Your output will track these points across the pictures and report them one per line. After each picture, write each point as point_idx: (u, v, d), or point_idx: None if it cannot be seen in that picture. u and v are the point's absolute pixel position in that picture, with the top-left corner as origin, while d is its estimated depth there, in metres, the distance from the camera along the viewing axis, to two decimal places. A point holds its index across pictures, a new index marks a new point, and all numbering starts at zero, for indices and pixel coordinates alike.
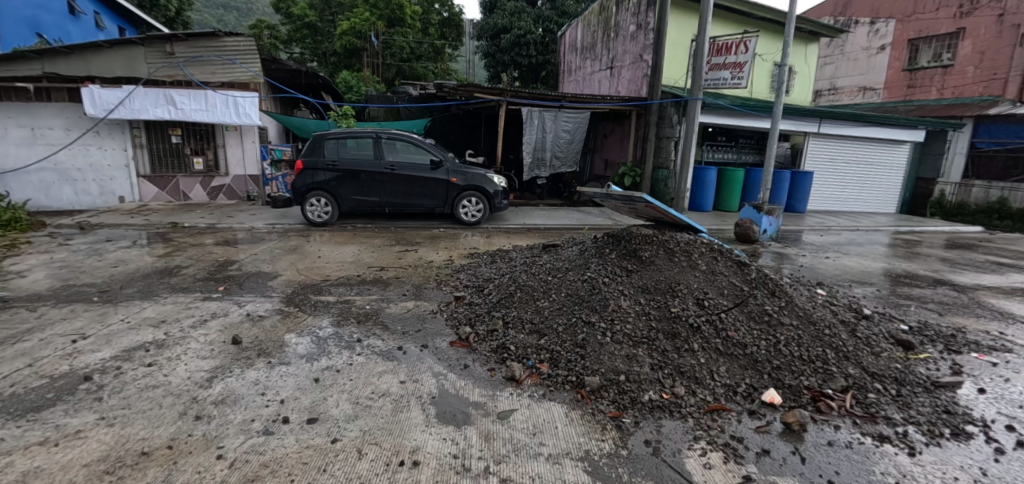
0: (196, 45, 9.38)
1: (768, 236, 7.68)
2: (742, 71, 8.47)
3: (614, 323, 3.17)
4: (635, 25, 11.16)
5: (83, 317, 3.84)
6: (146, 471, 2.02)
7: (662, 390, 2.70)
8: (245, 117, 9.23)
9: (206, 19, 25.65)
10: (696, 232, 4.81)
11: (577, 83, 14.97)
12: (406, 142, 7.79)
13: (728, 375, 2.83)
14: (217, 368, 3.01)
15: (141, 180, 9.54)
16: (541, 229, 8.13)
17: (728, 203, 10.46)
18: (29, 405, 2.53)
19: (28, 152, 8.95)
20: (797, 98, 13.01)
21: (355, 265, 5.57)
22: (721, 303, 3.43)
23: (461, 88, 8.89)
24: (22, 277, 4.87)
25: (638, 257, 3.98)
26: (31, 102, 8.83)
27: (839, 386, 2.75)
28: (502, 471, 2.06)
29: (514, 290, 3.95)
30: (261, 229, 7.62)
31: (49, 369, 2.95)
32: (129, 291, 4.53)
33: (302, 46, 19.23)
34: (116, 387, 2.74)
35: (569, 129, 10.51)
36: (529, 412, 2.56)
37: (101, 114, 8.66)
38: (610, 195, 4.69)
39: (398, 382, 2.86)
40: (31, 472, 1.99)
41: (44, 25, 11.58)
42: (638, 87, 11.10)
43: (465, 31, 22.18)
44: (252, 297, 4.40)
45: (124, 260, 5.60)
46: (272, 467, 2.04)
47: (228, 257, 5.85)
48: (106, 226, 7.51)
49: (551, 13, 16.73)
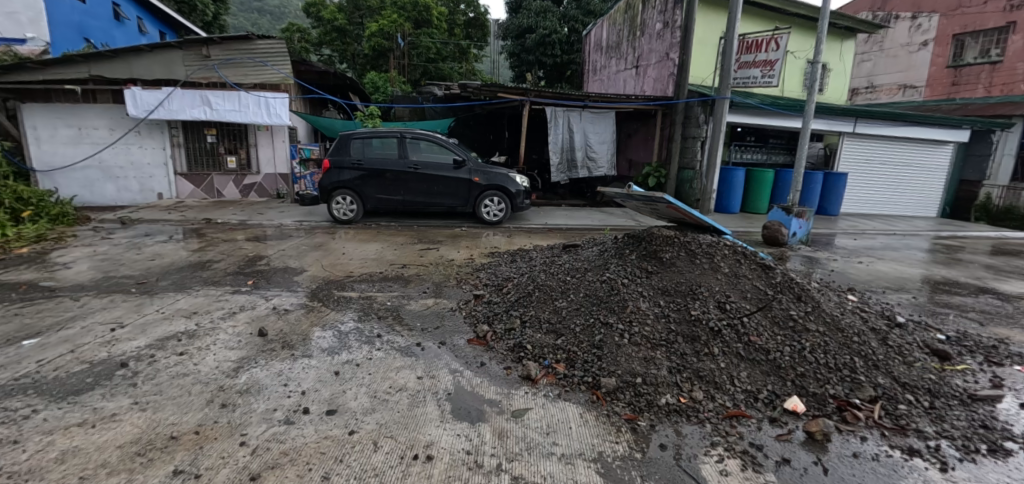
0: (230, 48, 9.65)
1: (797, 240, 7.41)
2: (773, 69, 8.16)
3: (633, 325, 3.13)
4: (661, 24, 10.95)
5: (121, 307, 4.05)
6: (174, 455, 2.13)
7: (679, 394, 2.65)
8: (276, 118, 9.54)
9: (242, 23, 26.76)
10: (719, 234, 4.68)
11: (602, 83, 14.80)
12: (430, 142, 7.89)
13: (749, 381, 2.75)
14: (243, 358, 3.13)
15: (178, 178, 10.00)
16: (563, 229, 8.09)
17: (755, 205, 10.15)
18: (71, 388, 2.70)
19: (75, 150, 9.46)
20: (831, 97, 12.53)
21: (378, 262, 5.67)
22: (743, 307, 3.33)
23: (484, 88, 8.92)
24: (68, 268, 5.19)
25: (659, 258, 3.93)
26: (78, 104, 9.34)
27: (868, 396, 2.64)
28: (514, 469, 2.07)
29: (532, 290, 3.96)
30: (290, 226, 7.85)
31: (89, 355, 3.13)
32: (163, 283, 4.75)
33: (332, 48, 19.73)
34: (149, 373, 2.89)
35: (594, 129, 10.39)
36: (543, 412, 2.55)
37: (142, 114, 9.12)
38: (631, 195, 4.60)
39: (416, 377, 2.91)
40: (70, 451, 2.14)
41: (92, 30, 12.24)
42: (664, 86, 10.90)
43: (490, 31, 22.18)
44: (278, 292, 4.54)
45: (160, 254, 5.87)
46: (291, 456, 2.13)
47: (257, 253, 6.05)
48: (145, 222, 7.89)
49: (576, 12, 16.62)
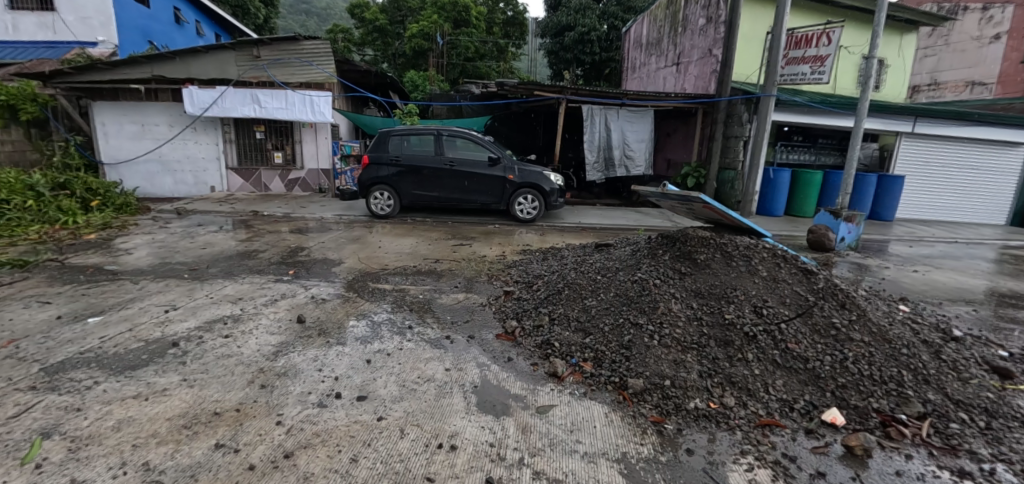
0: (279, 49, 10.12)
1: (846, 245, 7.00)
2: (824, 65, 7.74)
3: (663, 326, 3.07)
4: (705, 19, 10.60)
5: (175, 291, 4.36)
6: (217, 429, 2.28)
7: (709, 399, 2.58)
8: (320, 116, 9.93)
9: (291, 25, 28.03)
10: (759, 237, 4.51)
11: (640, 81, 14.51)
12: (466, 140, 8.00)
13: (784, 389, 2.64)
14: (282, 343, 3.29)
15: (230, 172, 10.59)
16: (596, 229, 8.00)
17: (801, 208, 9.66)
18: (128, 363, 2.94)
19: (138, 145, 10.21)
20: (889, 94, 11.74)
21: (412, 256, 5.81)
22: (782, 312, 3.19)
23: (520, 86, 8.94)
24: (130, 254, 5.62)
25: (693, 259, 3.83)
26: (141, 102, 10.06)
27: (915, 413, 2.47)
28: (536, 464, 2.08)
29: (562, 287, 3.95)
30: (330, 219, 8.16)
31: (145, 333, 3.39)
32: (213, 270, 5.05)
33: (374, 48, 20.32)
34: (197, 353, 3.09)
35: (631, 127, 10.20)
36: (568, 409, 2.55)
37: (198, 112, 9.71)
38: (666, 195, 4.48)
39: (443, 368, 2.97)
40: (125, 421, 2.33)
41: (154, 32, 13.02)
42: (706, 83, 10.56)
43: (528, 29, 22.14)
44: (317, 281, 4.75)
45: (211, 243, 6.25)
46: (323, 437, 2.23)
47: (299, 244, 6.33)
48: (199, 212, 8.41)
49: (616, 9, 16.36)
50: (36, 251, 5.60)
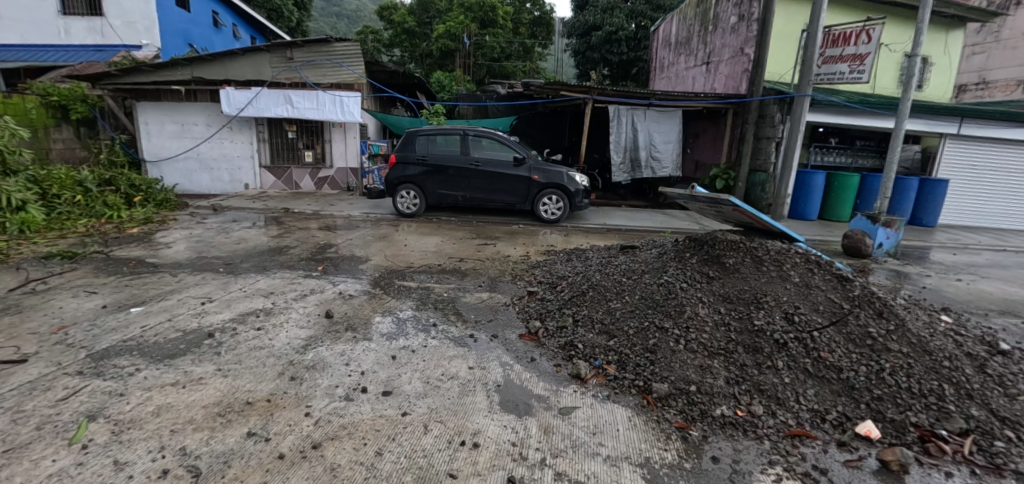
0: (311, 51, 10.38)
1: (884, 252, 6.70)
2: (864, 63, 7.41)
3: (689, 331, 3.02)
4: (737, 17, 10.33)
5: (211, 284, 4.54)
6: (250, 418, 2.37)
7: (737, 407, 2.51)
8: (349, 116, 10.15)
9: (322, 27, 28.74)
10: (792, 241, 4.37)
11: (668, 81, 14.28)
12: (491, 140, 8.04)
13: (816, 400, 2.54)
14: (311, 337, 3.38)
15: (263, 170, 10.94)
16: (622, 230, 7.91)
17: (837, 212, 9.30)
18: (167, 352, 3.07)
19: (178, 144, 10.67)
20: (933, 94, 11.19)
21: (436, 255, 5.87)
22: (814, 320, 3.08)
23: (546, 87, 8.91)
24: (169, 248, 5.88)
25: (721, 263, 3.75)
26: (181, 102, 10.50)
27: (957, 429, 2.35)
28: (558, 465, 2.08)
29: (586, 289, 3.93)
30: (357, 217, 8.34)
31: (183, 324, 3.54)
32: (246, 265, 5.24)
33: (402, 49, 20.65)
34: (231, 344, 3.21)
35: (659, 128, 10.04)
36: (591, 411, 2.53)
37: (234, 112, 10.09)
38: (694, 197, 4.39)
39: (467, 367, 2.99)
40: (164, 407, 2.45)
41: (194, 36, 13.58)
42: (737, 83, 10.29)
43: (555, 29, 22.05)
44: (344, 278, 4.86)
45: (245, 238, 6.47)
46: (349, 430, 2.28)
47: (328, 241, 6.49)
48: (234, 209, 8.73)
49: (644, 7, 16.12)
50: (84, 244, 5.91)
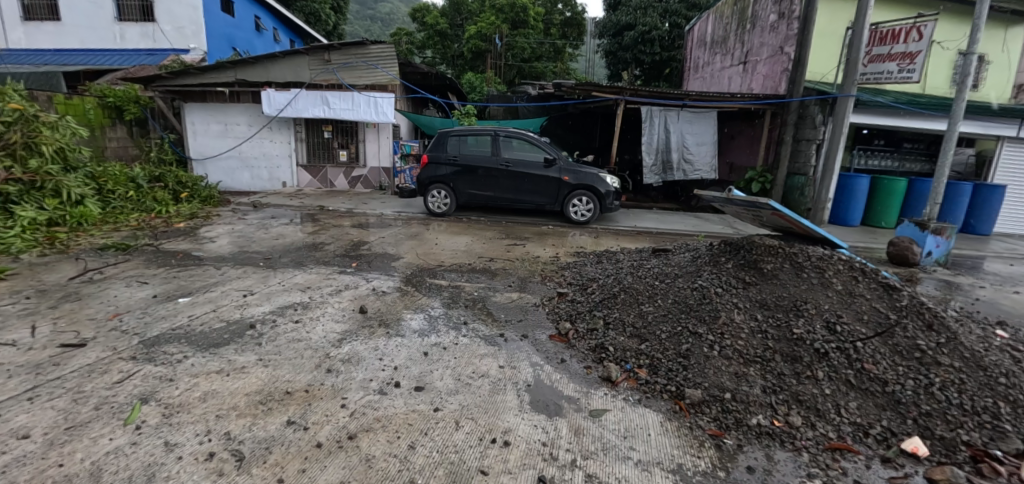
0: (348, 53, 10.62)
1: (933, 261, 6.35)
2: (914, 62, 7.04)
3: (724, 338, 2.95)
4: (776, 15, 10.00)
5: (252, 277, 4.74)
6: (289, 407, 2.46)
7: (773, 416, 2.44)
8: (382, 116, 10.39)
9: (357, 30, 29.47)
10: (834, 247, 4.21)
11: (703, 81, 13.96)
12: (522, 141, 8.07)
13: (858, 413, 2.44)
14: (346, 331, 3.48)
15: (299, 169, 11.32)
16: (653, 233, 7.79)
17: (882, 218, 8.88)
18: (212, 341, 3.23)
19: (221, 143, 11.16)
20: (991, 94, 10.52)
21: (467, 254, 5.94)
22: (858, 330, 2.96)
23: (578, 87, 8.87)
24: (213, 242, 6.16)
25: (759, 269, 3.65)
26: (225, 103, 10.99)
27: (1014, 450, 2.20)
28: (589, 467, 2.07)
29: (618, 292, 3.89)
30: (389, 216, 8.53)
31: (227, 315, 3.71)
32: (284, 260, 5.44)
33: (434, 50, 20.97)
34: (271, 336, 3.35)
35: (692, 129, 9.83)
36: (622, 415, 2.51)
37: (275, 112, 10.49)
38: (730, 200, 4.28)
39: (497, 365, 3.01)
40: (210, 393, 2.58)
41: (237, 40, 14.17)
42: (775, 83, 9.96)
43: (586, 29, 21.87)
44: (377, 275, 4.98)
45: (283, 234, 6.72)
46: (383, 422, 2.35)
47: (361, 239, 6.66)
48: (272, 206, 9.07)
49: (679, 6, 15.80)
50: (136, 237, 6.27)
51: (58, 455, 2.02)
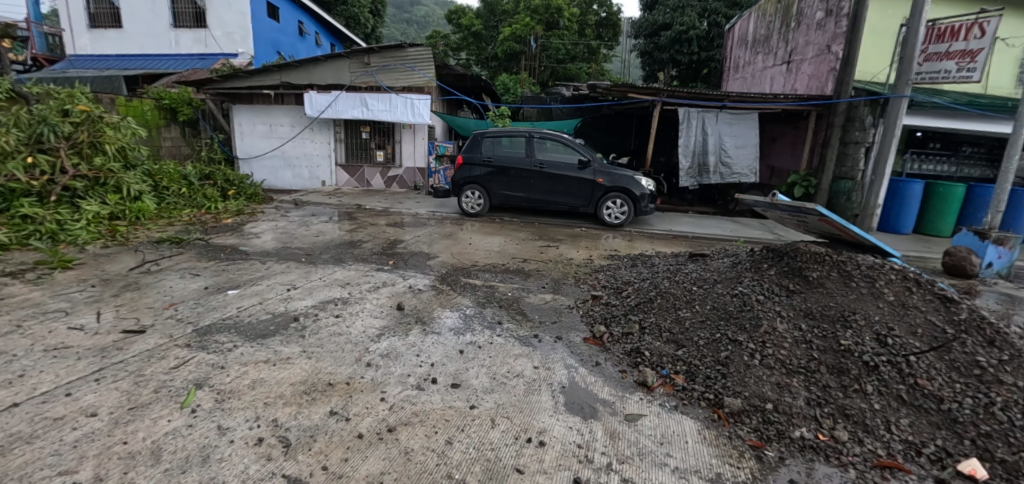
0: (387, 56, 10.91)
1: (994, 273, 5.92)
2: (975, 61, 6.60)
3: (766, 346, 2.88)
4: (823, 12, 9.59)
5: (295, 272, 4.95)
6: (331, 398, 2.57)
7: (818, 430, 2.35)
8: (418, 117, 10.62)
9: (393, 33, 30.15)
10: (886, 256, 4.03)
11: (743, 81, 13.55)
12: (556, 142, 8.07)
13: (911, 431, 2.32)
14: (384, 327, 3.59)
15: (338, 168, 11.70)
16: (689, 237, 7.63)
17: (937, 226, 8.37)
18: (260, 332, 3.40)
19: (266, 143, 11.68)
20: None
21: (500, 255, 5.99)
22: (910, 343, 2.82)
23: (614, 89, 8.79)
24: (258, 237, 6.46)
25: (804, 277, 3.53)
26: (270, 105, 11.49)
27: None
28: (625, 471, 2.07)
29: (654, 296, 3.85)
30: (424, 215, 8.70)
31: (272, 307, 3.90)
32: (324, 256, 5.65)
33: (469, 52, 21.26)
34: (313, 329, 3.49)
35: (732, 131, 9.57)
36: (658, 420, 2.49)
37: (316, 114, 10.88)
38: (774, 205, 4.15)
39: (532, 366, 3.04)
40: (258, 381, 2.72)
41: (282, 44, 14.80)
42: (821, 83, 9.56)
43: (622, 30, 21.58)
44: (413, 273, 5.10)
45: (323, 231, 6.97)
46: (421, 417, 2.41)
47: (397, 237, 6.83)
48: (312, 204, 9.42)
49: (719, 5, 15.37)
50: (188, 231, 6.65)
51: (122, 433, 2.19)
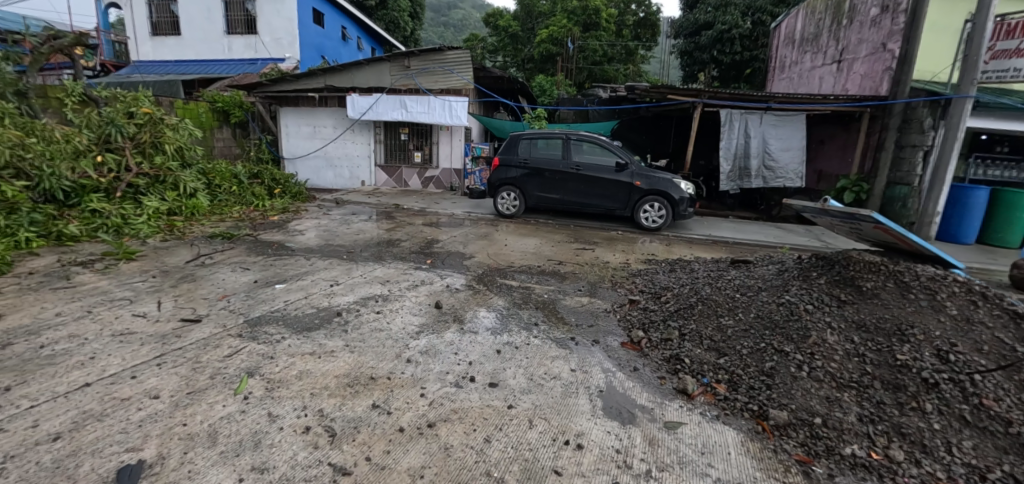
0: (426, 59, 11.17)
1: None
2: None
3: (815, 358, 2.77)
4: (879, 8, 9.10)
5: (337, 268, 5.14)
6: (373, 392, 2.66)
7: (871, 448, 2.24)
8: (456, 119, 10.80)
9: (431, 36, 30.76)
10: (949, 267, 3.80)
11: (790, 82, 13.03)
12: (593, 144, 8.03)
13: (975, 454, 2.17)
14: (423, 324, 3.69)
15: (377, 168, 12.04)
16: (730, 243, 7.41)
17: (1004, 235, 7.76)
18: (305, 325, 3.56)
19: (310, 144, 12.16)
20: None
21: (536, 256, 6.02)
22: (976, 361, 2.64)
23: (653, 90, 8.65)
24: (302, 234, 6.75)
25: (857, 287, 3.38)
26: (315, 108, 11.93)
27: None
28: (664, 479, 2.05)
29: (695, 302, 3.77)
30: (459, 215, 8.84)
31: (317, 302, 4.07)
32: (365, 254, 5.83)
33: (505, 54, 21.45)
34: (355, 324, 3.62)
35: (777, 133, 9.22)
36: (699, 429, 2.44)
37: (358, 116, 11.25)
38: (825, 211, 3.99)
39: (569, 369, 3.05)
40: (305, 372, 2.85)
41: (326, 48, 15.39)
42: (875, 83, 9.07)
43: (661, 30, 21.19)
44: (450, 272, 5.19)
45: (362, 230, 7.20)
46: (460, 414, 2.46)
47: (433, 237, 6.97)
48: (353, 203, 9.74)
49: (764, 2, 14.83)
50: (238, 227, 7.02)
51: (182, 416, 2.35)
